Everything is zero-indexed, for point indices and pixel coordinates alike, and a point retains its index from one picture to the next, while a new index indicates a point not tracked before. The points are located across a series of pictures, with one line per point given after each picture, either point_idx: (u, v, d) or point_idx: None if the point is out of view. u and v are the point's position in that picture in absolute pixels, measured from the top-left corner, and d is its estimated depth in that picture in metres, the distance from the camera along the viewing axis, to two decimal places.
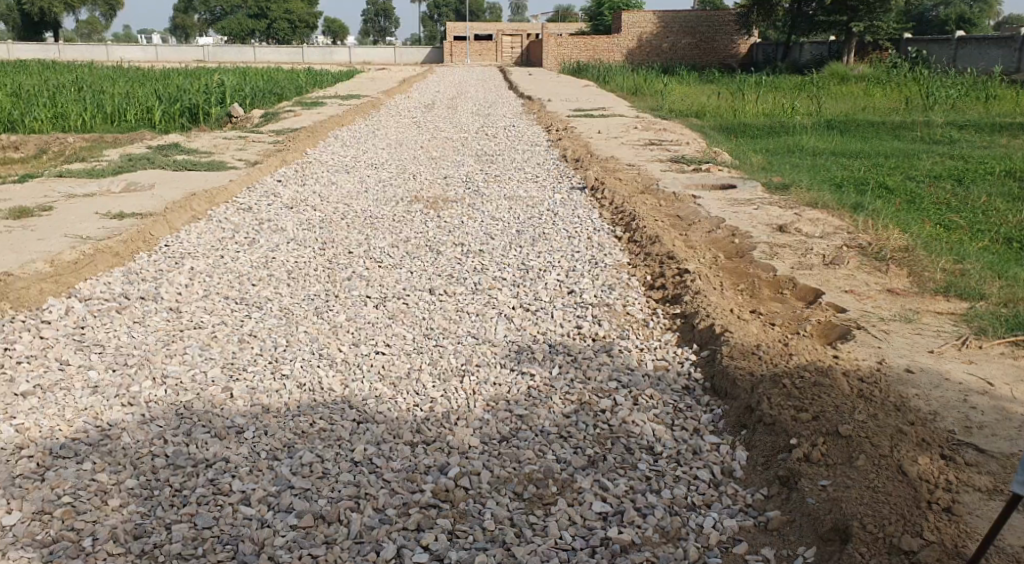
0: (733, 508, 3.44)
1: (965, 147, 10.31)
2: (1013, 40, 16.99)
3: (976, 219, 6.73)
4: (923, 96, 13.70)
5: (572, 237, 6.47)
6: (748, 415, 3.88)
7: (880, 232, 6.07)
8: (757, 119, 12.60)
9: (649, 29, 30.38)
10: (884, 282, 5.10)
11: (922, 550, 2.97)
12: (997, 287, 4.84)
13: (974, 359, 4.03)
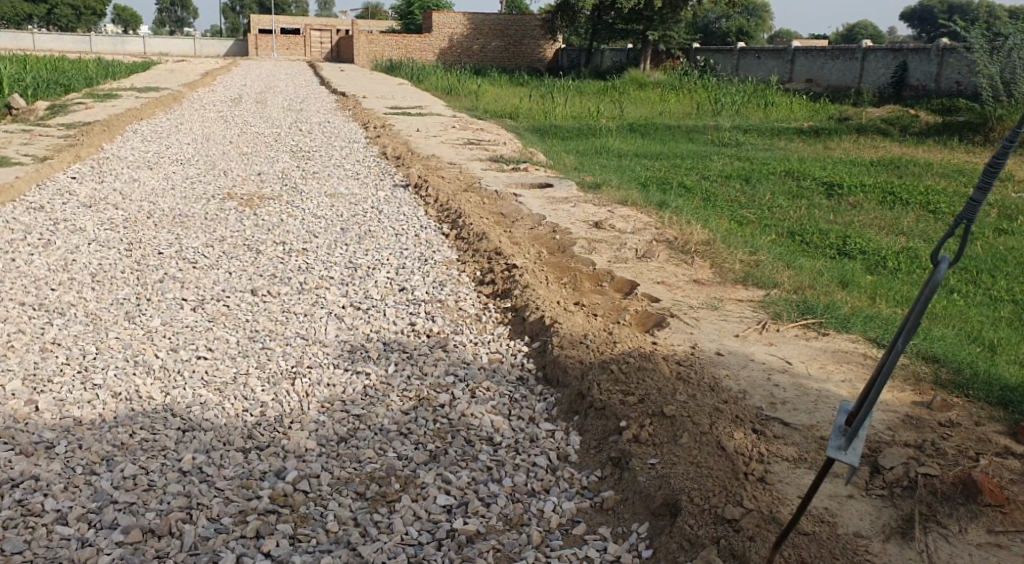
0: (570, 491, 3.67)
1: (750, 151, 11.33)
2: (785, 52, 19.03)
3: (764, 215, 7.47)
4: (712, 100, 15.15)
5: (398, 235, 6.60)
6: (579, 401, 4.16)
7: (684, 228, 6.60)
8: (566, 121, 13.32)
9: (459, 30, 30.55)
10: (690, 273, 5.63)
11: (743, 518, 3.28)
12: (788, 276, 5.48)
13: (774, 340, 4.57)
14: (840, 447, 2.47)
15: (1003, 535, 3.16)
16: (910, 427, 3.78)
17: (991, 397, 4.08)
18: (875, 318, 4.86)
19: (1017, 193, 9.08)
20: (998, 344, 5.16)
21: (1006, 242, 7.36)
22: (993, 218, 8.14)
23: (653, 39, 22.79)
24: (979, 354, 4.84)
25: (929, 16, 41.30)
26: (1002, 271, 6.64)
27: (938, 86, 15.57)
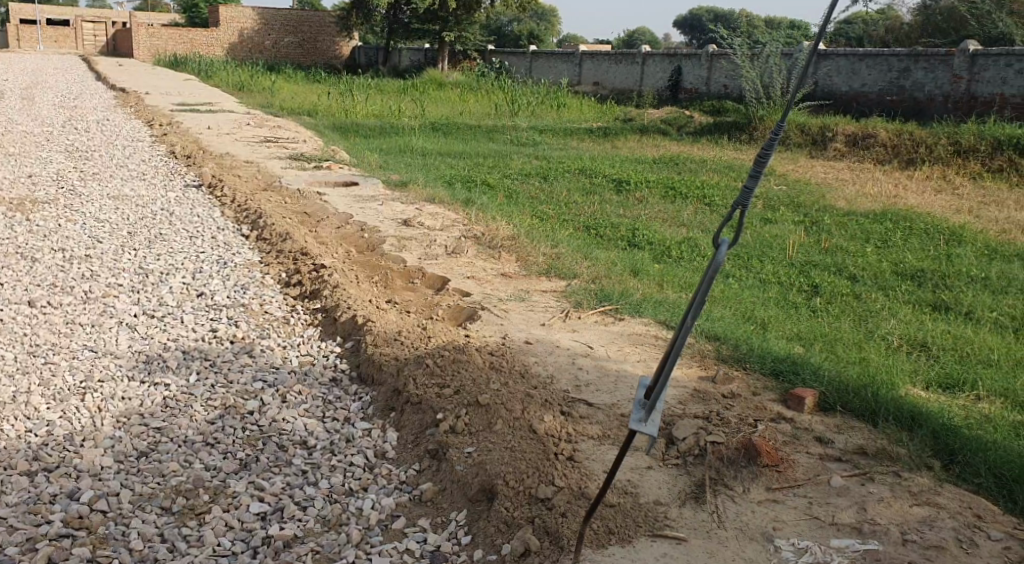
0: (388, 487, 3.75)
1: (547, 149, 11.80)
2: (573, 55, 19.86)
3: (561, 210, 7.85)
4: (510, 102, 15.70)
5: (193, 237, 6.43)
6: (396, 398, 4.26)
7: (489, 224, 6.86)
8: (367, 119, 13.42)
9: (249, 26, 29.70)
10: (498, 267, 5.90)
11: (555, 495, 3.47)
12: (586, 268, 5.87)
13: (577, 327, 4.91)
14: (640, 420, 2.68)
15: (779, 491, 3.53)
16: (699, 400, 4.17)
17: (765, 368, 4.56)
18: (663, 303, 5.30)
19: (779, 186, 9.99)
20: (769, 322, 5.72)
21: (772, 231, 8.10)
22: (760, 209, 8.92)
23: (450, 40, 23.14)
24: (753, 332, 5.36)
25: (699, 24, 44.16)
26: (769, 256, 7.31)
27: (708, 89, 16.77)
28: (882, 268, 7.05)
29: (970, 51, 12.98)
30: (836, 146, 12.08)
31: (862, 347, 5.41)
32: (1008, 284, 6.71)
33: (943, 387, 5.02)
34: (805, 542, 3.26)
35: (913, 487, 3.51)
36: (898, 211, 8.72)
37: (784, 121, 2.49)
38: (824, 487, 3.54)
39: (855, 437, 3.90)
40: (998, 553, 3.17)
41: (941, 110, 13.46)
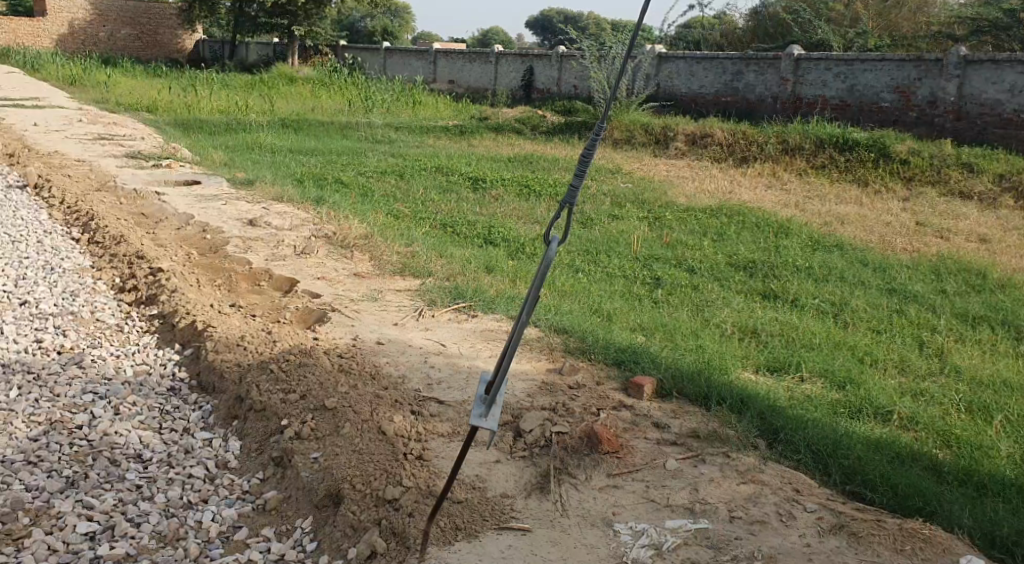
0: (230, 498, 3.66)
1: (402, 147, 11.71)
2: (427, 53, 19.79)
3: (416, 208, 7.86)
4: (363, 99, 15.54)
5: (17, 241, 6.06)
6: (239, 406, 4.15)
7: (339, 223, 6.77)
8: (213, 115, 12.98)
9: (82, 16, 27.96)
10: (351, 267, 5.91)
11: (402, 496, 3.44)
12: (439, 266, 5.94)
13: (430, 326, 4.97)
14: (481, 415, 2.71)
15: (620, 477, 3.63)
16: (547, 392, 4.26)
17: (609, 358, 4.70)
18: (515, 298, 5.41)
19: (624, 184, 10.28)
20: (614, 314, 5.89)
21: (618, 226, 8.33)
22: (606, 206, 9.15)
23: (300, 35, 22.61)
24: (599, 324, 5.50)
25: (551, 26, 44.82)
26: (615, 251, 7.52)
27: (560, 90, 17.06)
28: (719, 260, 7.36)
29: (796, 55, 13.64)
30: (677, 145, 12.52)
31: (699, 335, 5.64)
32: (829, 273, 7.13)
33: (772, 371, 5.30)
34: (642, 524, 3.36)
35: (740, 466, 3.69)
36: (734, 207, 9.10)
37: (602, 122, 2.59)
38: (660, 470, 3.67)
39: (690, 421, 4.07)
40: (813, 523, 3.34)
41: (771, 110, 14.20)
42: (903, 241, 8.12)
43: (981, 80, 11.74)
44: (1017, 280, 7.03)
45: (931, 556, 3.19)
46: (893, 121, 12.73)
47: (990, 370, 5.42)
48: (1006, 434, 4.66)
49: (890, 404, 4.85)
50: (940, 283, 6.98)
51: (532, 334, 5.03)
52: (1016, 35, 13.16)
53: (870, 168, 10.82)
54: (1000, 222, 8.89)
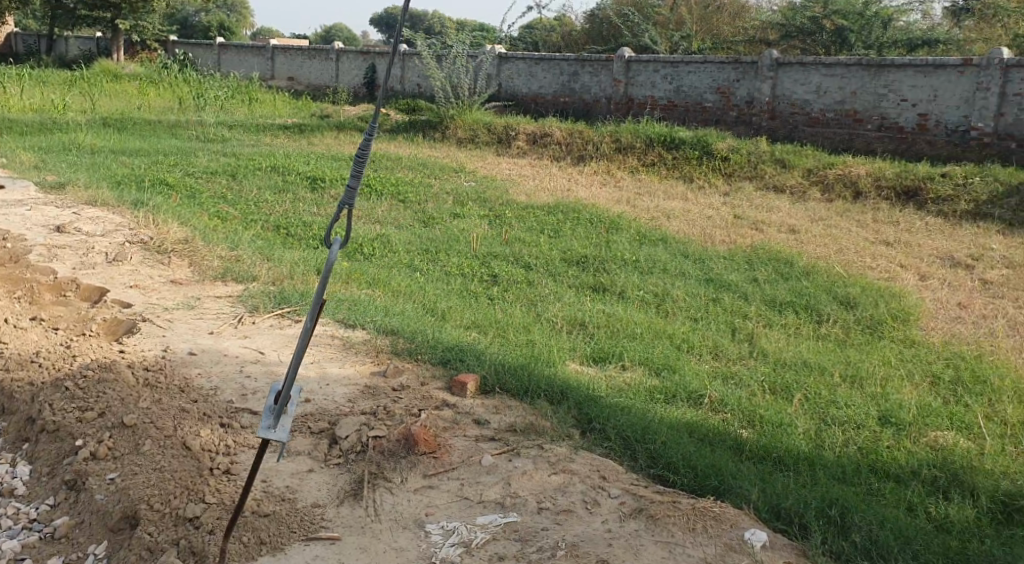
0: (14, 529, 3.53)
1: (236, 146, 11.31)
2: (263, 50, 19.79)
3: (245, 210, 7.71)
4: (195, 97, 14.97)
5: None
6: (30, 427, 3.94)
7: (160, 228, 6.49)
8: (26, 114, 12.22)
9: None
10: (168, 273, 5.72)
11: (204, 513, 3.31)
12: (264, 269, 5.89)
13: (249, 333, 4.84)
14: (270, 427, 2.71)
15: (435, 477, 3.65)
16: (368, 396, 4.23)
17: (435, 357, 4.73)
18: (342, 302, 5.54)
19: (467, 182, 10.31)
20: (448, 312, 5.92)
21: (458, 225, 8.38)
22: (448, 204, 9.18)
23: (124, 28, 21.33)
24: (429, 323, 5.52)
25: None
26: (454, 249, 7.56)
27: (403, 88, 17.32)
28: (553, 256, 7.51)
29: (626, 57, 14.10)
30: (518, 144, 12.72)
31: (529, 330, 5.76)
32: (653, 266, 7.42)
33: (595, 362, 5.48)
34: (454, 523, 3.39)
35: (551, 457, 3.79)
36: (571, 204, 9.27)
37: (375, 122, 2.61)
38: (476, 467, 3.71)
39: (510, 416, 4.14)
40: (615, 509, 3.46)
41: (605, 111, 14.63)
42: (722, 233, 8.54)
43: (791, 80, 12.56)
44: (819, 266, 7.51)
45: (719, 531, 3.34)
46: (715, 121, 13.38)
47: (792, 352, 5.77)
48: (804, 411, 4.98)
49: (702, 388, 5.09)
50: (752, 271, 7.38)
51: (359, 337, 5.02)
52: (820, 41, 13.97)
53: (694, 165, 11.34)
54: (810, 214, 9.48)
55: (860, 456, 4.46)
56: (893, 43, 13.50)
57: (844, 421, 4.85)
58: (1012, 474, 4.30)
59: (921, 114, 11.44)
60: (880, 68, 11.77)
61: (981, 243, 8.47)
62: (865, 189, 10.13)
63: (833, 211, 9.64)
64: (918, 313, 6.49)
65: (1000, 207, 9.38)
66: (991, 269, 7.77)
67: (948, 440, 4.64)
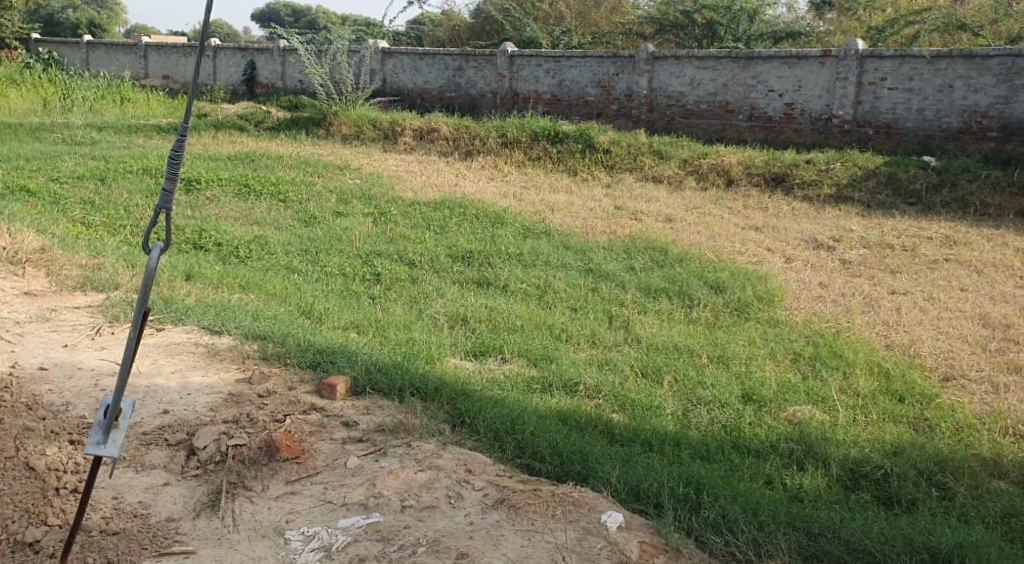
0: None
1: (106, 148, 10.87)
2: (135, 47, 19.09)
3: (110, 215, 7.38)
4: (61, 98, 14.29)
5: None
6: None
7: (15, 237, 6.14)
8: None
9: None
10: (22, 285, 5.44)
11: (45, 537, 3.20)
12: (126, 277, 5.65)
13: (106, 344, 4.64)
14: (100, 442, 2.67)
15: (297, 483, 3.60)
16: (232, 403, 4.12)
17: (304, 360, 4.64)
18: (208, 308, 5.37)
19: (351, 180, 10.14)
20: (324, 314, 5.83)
21: (341, 223, 8.24)
22: (330, 203, 9.00)
23: None
24: (305, 326, 5.42)
25: None
26: (336, 249, 7.42)
27: (285, 84, 16.92)
28: (437, 253, 7.47)
29: (508, 52, 14.12)
30: (405, 141, 12.60)
31: (410, 327, 5.73)
32: (536, 259, 7.47)
33: (475, 356, 5.50)
34: (314, 528, 3.34)
35: (418, 454, 3.79)
36: (455, 199, 9.23)
37: (187, 122, 2.65)
38: (340, 470, 3.67)
39: (379, 416, 4.11)
40: (478, 502, 3.49)
41: (491, 105, 14.60)
42: (603, 225, 8.66)
43: (667, 74, 12.89)
44: (691, 252, 7.71)
45: (578, 516, 3.41)
46: (598, 114, 13.59)
47: (665, 336, 5.91)
48: (673, 392, 5.13)
49: (578, 376, 5.17)
50: (629, 260, 7.53)
51: (225, 343, 4.87)
52: (692, 34, 14.42)
53: (579, 158, 11.46)
54: (685, 203, 9.74)
55: (723, 434, 4.62)
56: (760, 36, 13.96)
57: (710, 400, 5.00)
58: (863, 441, 4.52)
59: (788, 104, 12.00)
60: (748, 60, 12.25)
61: (842, 225, 8.88)
62: (737, 177, 10.48)
63: (707, 199, 9.93)
64: (781, 294, 6.76)
65: (858, 191, 9.88)
66: (850, 249, 8.17)
67: (805, 414, 4.84)
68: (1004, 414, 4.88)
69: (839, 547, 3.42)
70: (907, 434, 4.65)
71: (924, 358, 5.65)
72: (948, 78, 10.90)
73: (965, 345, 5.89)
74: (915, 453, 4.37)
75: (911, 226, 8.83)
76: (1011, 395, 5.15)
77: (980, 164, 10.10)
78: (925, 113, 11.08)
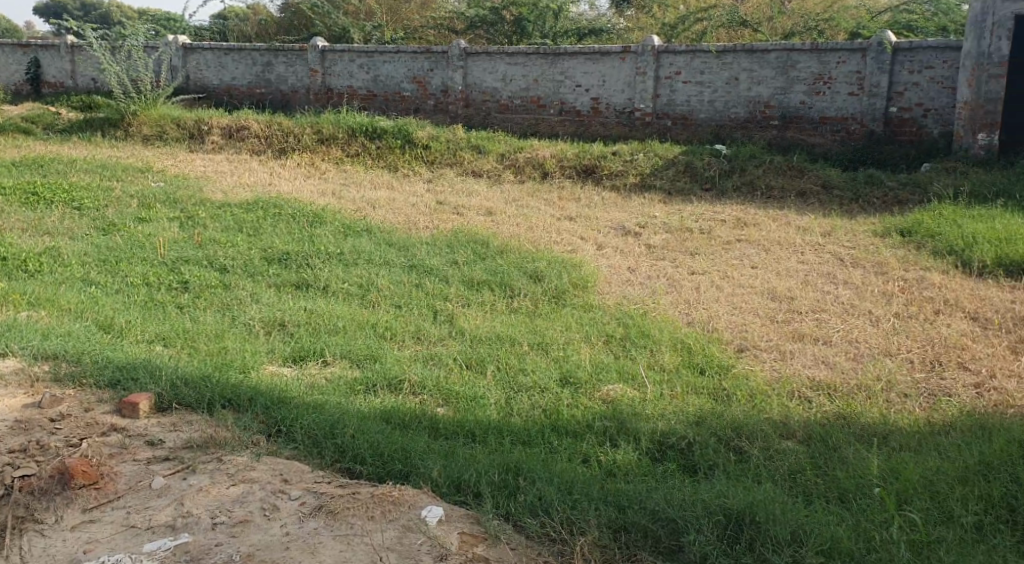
0: None
1: None
2: None
3: None
4: None
5: None
6: None
7: None
8: None
9: None
10: None
11: None
12: None
13: None
14: None
15: (96, 510, 3.41)
16: (19, 431, 3.82)
17: (103, 379, 4.36)
18: None
19: (154, 183, 9.61)
20: (126, 328, 5.50)
21: (144, 230, 7.79)
22: (131, 208, 8.50)
23: None
24: (105, 343, 5.09)
25: None
26: (138, 257, 7.02)
27: (75, 83, 15.84)
28: (251, 256, 7.21)
29: (319, 47, 13.77)
30: (212, 140, 12.07)
31: (222, 336, 5.49)
32: (357, 257, 7.34)
33: (294, 362, 5.34)
34: (117, 555, 3.18)
35: (230, 468, 3.66)
36: (269, 199, 8.93)
37: None
38: (145, 492, 3.49)
39: (187, 432, 3.94)
40: (295, 511, 3.40)
41: (304, 102, 14.19)
42: (425, 220, 8.61)
43: (480, 70, 12.98)
44: (511, 244, 7.79)
45: (397, 515, 3.39)
46: (414, 110, 13.49)
47: (486, 327, 5.96)
48: (495, 381, 5.16)
49: (401, 373, 5.12)
50: (451, 254, 7.51)
51: (11, 366, 4.52)
52: (501, 30, 14.54)
53: (398, 154, 11.38)
54: (506, 196, 9.83)
55: (543, 418, 4.69)
56: (565, 32, 14.36)
57: (530, 387, 5.08)
58: (670, 415, 4.72)
59: (593, 99, 12.38)
60: (555, 56, 12.52)
61: (647, 212, 9.23)
62: (551, 169, 10.69)
63: (525, 192, 10.07)
64: (594, 280, 6.94)
65: (659, 179, 10.30)
66: (655, 234, 8.49)
67: (618, 392, 5.00)
68: (791, 379, 5.22)
69: (645, 516, 3.53)
70: (707, 404, 4.89)
71: (721, 332, 5.96)
72: (734, 72, 11.55)
73: (757, 318, 6.26)
74: (714, 421, 4.60)
75: (709, 210, 9.29)
76: (797, 361, 5.52)
77: (765, 151, 10.78)
78: (715, 105, 11.71)
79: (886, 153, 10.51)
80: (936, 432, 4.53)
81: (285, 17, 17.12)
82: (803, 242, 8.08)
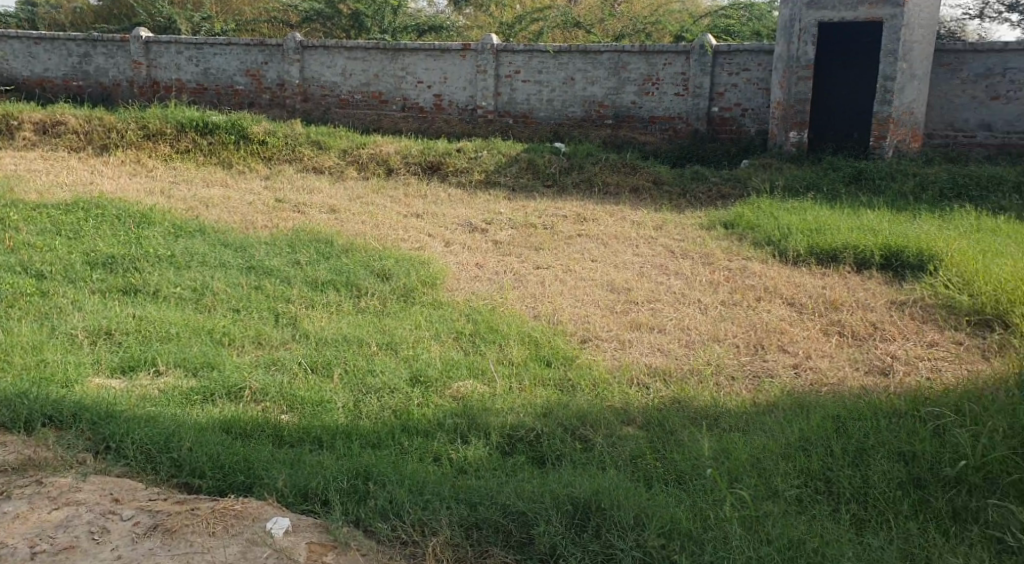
0: None
1: None
2: None
3: None
4: None
5: None
6: None
7: None
8: None
9: None
10: None
11: None
12: None
13: None
14: None
15: None
16: None
17: None
18: None
19: None
20: None
21: None
22: None
23: None
24: None
25: None
26: None
27: None
28: (71, 260, 6.71)
29: (142, 38, 13.05)
30: (25, 135, 11.23)
31: (39, 348, 5.08)
32: (190, 259, 6.97)
33: (124, 373, 5.00)
34: None
35: (52, 491, 3.41)
36: (90, 199, 8.36)
37: None
38: None
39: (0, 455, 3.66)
40: (127, 532, 3.19)
41: (127, 95, 13.41)
42: (263, 219, 8.26)
43: (317, 63, 12.64)
44: (356, 243, 7.57)
45: (240, 529, 3.22)
46: (249, 104, 13.00)
47: (331, 329, 5.74)
48: (342, 385, 4.96)
49: (242, 380, 4.85)
50: (292, 254, 7.23)
51: None
52: (338, 24, 14.24)
53: (232, 150, 10.95)
54: (349, 194, 9.56)
55: (392, 419, 4.54)
56: (404, 28, 14.06)
57: (379, 388, 4.92)
58: (519, 408, 4.66)
59: (436, 95, 12.27)
60: (396, 52, 12.31)
61: (492, 209, 9.19)
62: (396, 166, 10.51)
63: (369, 189, 9.85)
64: (443, 277, 6.83)
65: (503, 176, 10.29)
66: (500, 230, 8.46)
67: (468, 388, 4.92)
68: (630, 367, 5.28)
69: (495, 512, 3.45)
70: (552, 395, 4.87)
71: (565, 324, 5.97)
72: (569, 72, 11.71)
73: (598, 309, 6.32)
74: (561, 412, 4.58)
75: (550, 206, 9.34)
76: (635, 349, 5.59)
77: (601, 148, 10.97)
78: (553, 104, 11.84)
79: (709, 151, 10.91)
80: (760, 411, 4.65)
81: (104, 5, 16.13)
82: (637, 236, 8.25)
